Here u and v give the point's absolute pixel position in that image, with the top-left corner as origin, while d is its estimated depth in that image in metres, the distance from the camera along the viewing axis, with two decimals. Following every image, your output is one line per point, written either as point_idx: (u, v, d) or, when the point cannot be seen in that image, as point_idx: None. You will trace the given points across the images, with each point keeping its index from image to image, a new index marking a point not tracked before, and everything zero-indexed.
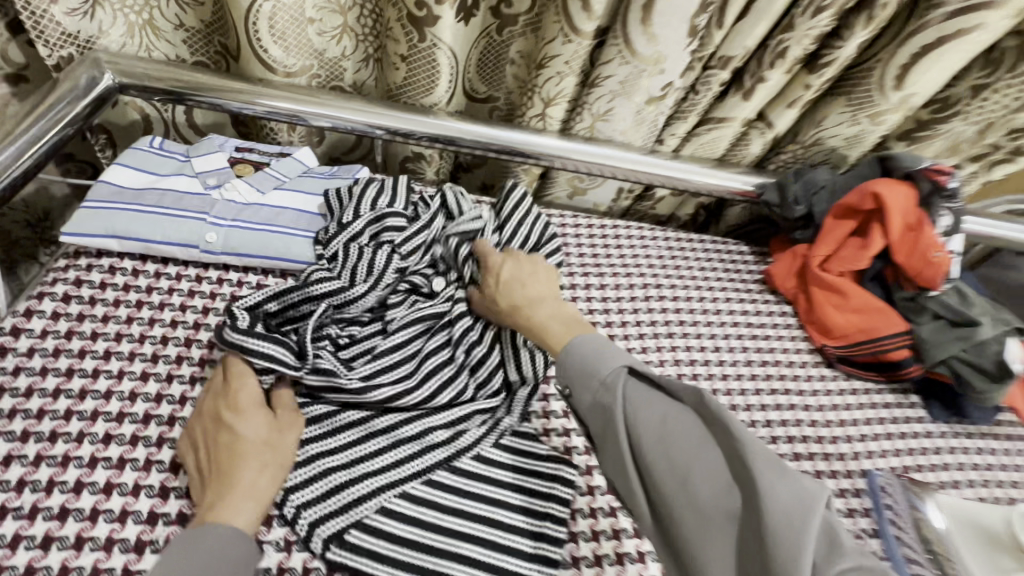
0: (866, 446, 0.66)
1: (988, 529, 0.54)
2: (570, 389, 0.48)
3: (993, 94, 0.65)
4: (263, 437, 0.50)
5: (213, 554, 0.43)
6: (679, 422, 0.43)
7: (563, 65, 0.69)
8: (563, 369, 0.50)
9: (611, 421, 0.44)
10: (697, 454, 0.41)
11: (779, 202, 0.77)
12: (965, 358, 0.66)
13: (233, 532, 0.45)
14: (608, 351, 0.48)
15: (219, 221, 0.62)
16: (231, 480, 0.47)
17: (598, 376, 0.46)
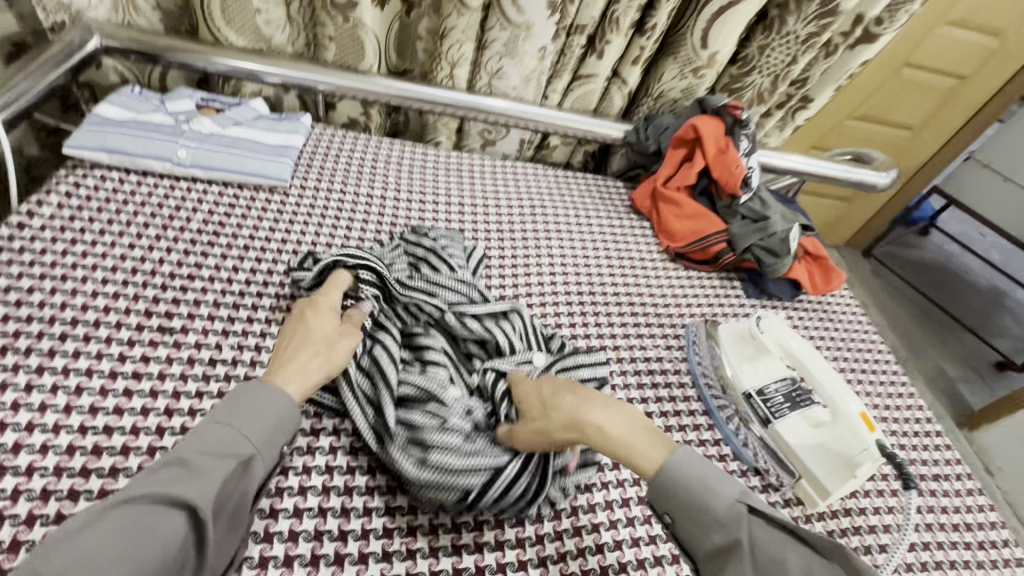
0: (695, 308, 0.87)
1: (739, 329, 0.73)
2: (671, 516, 0.52)
3: (772, 51, 0.88)
4: (325, 335, 0.60)
5: (259, 409, 0.51)
6: (814, 565, 0.45)
7: (460, 33, 0.89)
8: (658, 493, 0.52)
9: (764, 574, 0.46)
10: (781, 545, 0.46)
11: (636, 140, 0.99)
12: (763, 246, 0.88)
13: (279, 400, 0.53)
14: (717, 482, 0.50)
15: (188, 143, 0.80)
16: (296, 357, 0.57)
17: (712, 515, 0.49)
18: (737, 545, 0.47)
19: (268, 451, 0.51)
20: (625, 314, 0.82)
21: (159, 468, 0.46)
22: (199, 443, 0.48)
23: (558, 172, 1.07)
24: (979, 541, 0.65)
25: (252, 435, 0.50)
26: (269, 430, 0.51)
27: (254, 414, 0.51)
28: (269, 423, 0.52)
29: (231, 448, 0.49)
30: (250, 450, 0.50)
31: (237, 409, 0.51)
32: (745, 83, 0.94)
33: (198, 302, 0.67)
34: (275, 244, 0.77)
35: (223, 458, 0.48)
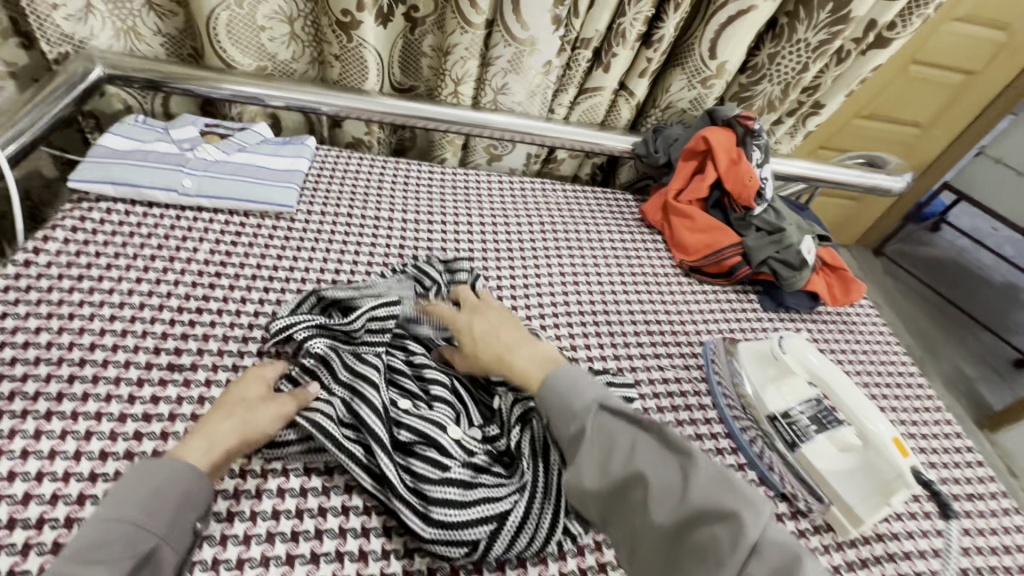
0: (711, 325, 0.85)
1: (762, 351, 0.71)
2: (546, 419, 0.52)
3: (783, 59, 0.86)
4: (256, 397, 0.58)
5: (154, 493, 0.47)
6: (648, 450, 0.46)
7: (463, 50, 0.88)
8: (541, 403, 0.52)
9: (602, 458, 0.46)
10: (653, 461, 0.45)
11: (646, 152, 0.97)
12: (779, 258, 0.86)
13: (186, 473, 0.49)
14: (583, 386, 0.51)
15: (193, 171, 0.79)
16: (210, 424, 0.54)
17: (570, 409, 0.50)
18: (584, 432, 0.48)
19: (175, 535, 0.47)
20: (640, 332, 0.80)
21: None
22: (72, 553, 0.43)
23: (566, 185, 1.06)
24: (1018, 565, 0.63)
25: (148, 525, 0.46)
26: (172, 512, 0.47)
27: (149, 498, 0.47)
28: (168, 512, 0.47)
29: (121, 548, 0.44)
30: (150, 543, 0.45)
31: (132, 501, 0.47)
32: (755, 91, 0.92)
33: (208, 335, 0.66)
34: (283, 272, 0.76)
35: (120, 558, 0.44)
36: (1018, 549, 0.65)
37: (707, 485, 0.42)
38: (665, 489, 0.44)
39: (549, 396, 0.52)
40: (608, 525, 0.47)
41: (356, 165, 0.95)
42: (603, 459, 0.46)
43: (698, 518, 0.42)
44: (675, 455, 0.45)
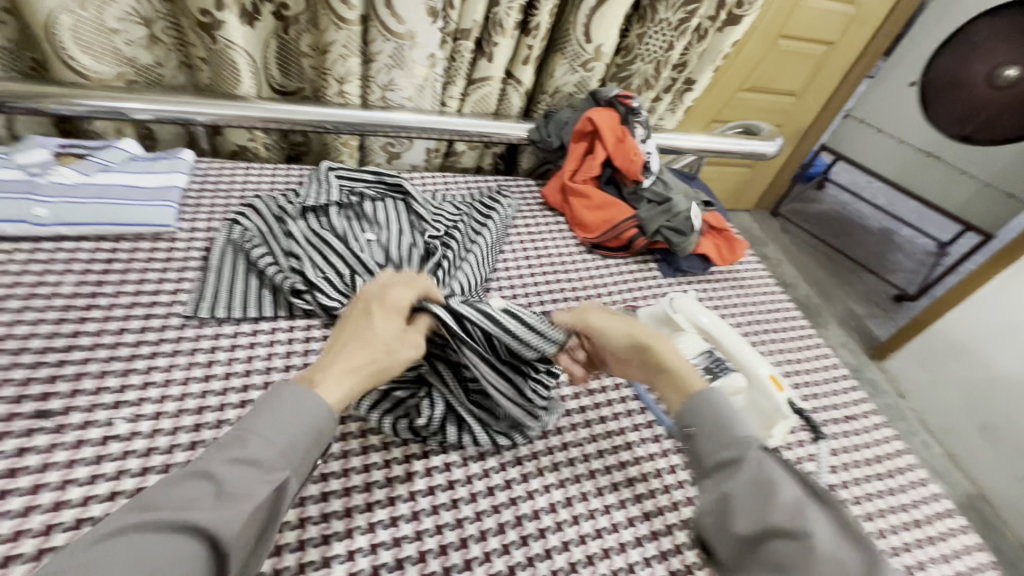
0: (615, 296, 0.89)
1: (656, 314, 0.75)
2: (693, 428, 0.54)
3: (650, 39, 0.92)
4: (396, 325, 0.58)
5: (282, 421, 0.47)
6: (817, 514, 0.46)
7: (342, 48, 0.86)
8: (693, 411, 0.55)
9: (758, 501, 0.48)
10: (797, 519, 0.46)
11: (539, 137, 1.00)
12: (669, 227, 0.92)
13: (316, 409, 0.48)
14: (738, 416, 0.53)
15: (46, 198, 0.71)
16: (350, 348, 0.54)
17: (730, 435, 0.52)
18: (739, 463, 0.50)
19: (301, 469, 0.47)
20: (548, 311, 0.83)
21: (181, 481, 0.42)
22: (227, 449, 0.44)
23: (469, 177, 1.07)
24: (887, 470, 0.72)
25: (291, 447, 0.46)
26: (305, 444, 0.47)
27: (283, 422, 0.46)
28: (307, 440, 0.47)
29: (265, 462, 0.45)
30: (285, 470, 0.45)
31: (265, 413, 0.47)
32: (632, 72, 0.97)
33: (80, 374, 0.60)
34: (166, 295, 0.70)
35: (245, 473, 0.43)
36: (887, 457, 0.74)
37: None
38: (832, 560, 0.44)
39: (699, 406, 0.54)
40: (737, 562, 0.48)
41: (241, 176, 0.90)
42: (763, 504, 0.47)
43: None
44: (862, 551, 0.44)
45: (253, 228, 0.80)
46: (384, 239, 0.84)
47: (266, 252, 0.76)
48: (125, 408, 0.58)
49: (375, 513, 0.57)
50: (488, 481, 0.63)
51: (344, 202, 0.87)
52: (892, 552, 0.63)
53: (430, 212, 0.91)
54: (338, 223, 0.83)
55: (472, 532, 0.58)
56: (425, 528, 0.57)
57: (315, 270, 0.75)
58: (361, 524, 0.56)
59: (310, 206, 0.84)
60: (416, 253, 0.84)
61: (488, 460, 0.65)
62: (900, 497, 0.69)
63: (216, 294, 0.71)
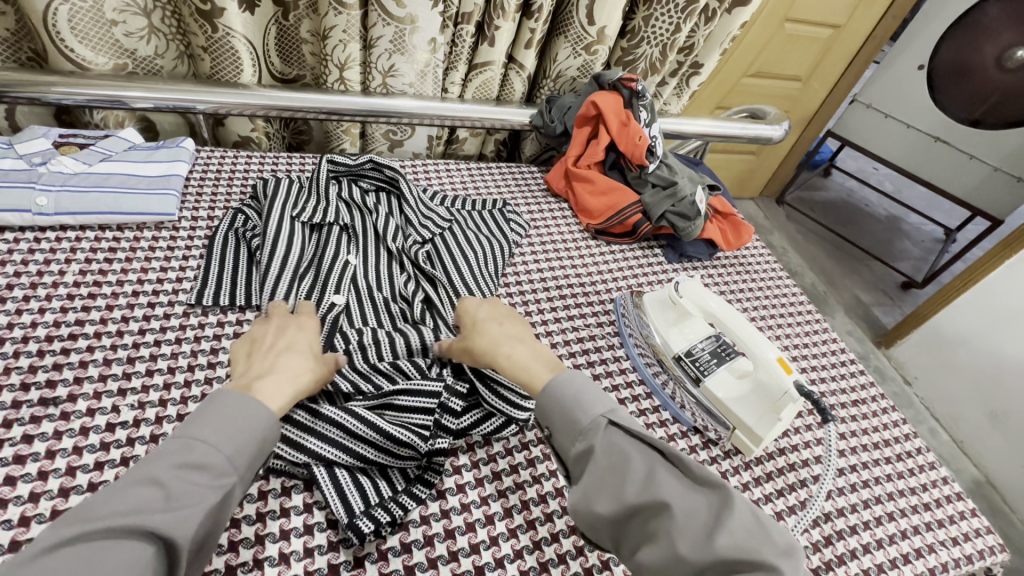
0: (619, 283, 0.88)
1: (661, 298, 0.74)
2: (549, 427, 0.54)
3: (656, 21, 0.91)
4: (308, 350, 0.59)
5: (234, 417, 0.46)
6: (670, 475, 0.47)
7: (342, 33, 0.84)
8: (545, 411, 0.54)
9: (616, 484, 0.48)
10: (652, 485, 0.47)
11: (543, 123, 1.00)
12: (674, 211, 0.91)
13: (259, 412, 0.47)
14: (589, 397, 0.52)
15: (48, 187, 0.71)
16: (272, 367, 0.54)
17: (577, 427, 0.51)
18: (592, 450, 0.49)
19: (250, 473, 0.46)
20: (552, 295, 0.82)
21: (124, 489, 0.39)
22: (172, 456, 0.42)
23: (472, 164, 1.06)
24: (895, 454, 0.71)
25: (242, 451, 0.45)
26: (255, 448, 0.46)
27: (229, 426, 0.45)
28: (254, 446, 0.46)
29: (211, 466, 0.43)
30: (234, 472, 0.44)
31: (220, 421, 0.45)
32: (637, 54, 0.96)
33: (85, 362, 0.60)
34: (169, 284, 0.70)
35: (194, 478, 0.41)
36: (895, 441, 0.73)
37: (740, 536, 0.43)
38: (692, 519, 0.45)
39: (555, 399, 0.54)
40: (616, 543, 0.49)
41: (243, 165, 0.90)
42: (618, 482, 0.48)
43: (726, 566, 0.42)
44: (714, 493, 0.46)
45: (256, 217, 0.79)
46: (377, 233, 0.82)
47: (258, 241, 0.75)
48: (131, 396, 0.58)
49: None
50: (494, 466, 0.61)
51: (341, 197, 0.84)
52: (900, 536, 0.62)
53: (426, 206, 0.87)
54: (333, 214, 0.81)
55: (478, 517, 0.56)
56: (431, 513, 0.55)
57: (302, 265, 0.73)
58: None
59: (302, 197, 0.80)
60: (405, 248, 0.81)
61: (494, 445, 0.62)
62: (909, 481, 0.69)
63: (218, 282, 0.71)
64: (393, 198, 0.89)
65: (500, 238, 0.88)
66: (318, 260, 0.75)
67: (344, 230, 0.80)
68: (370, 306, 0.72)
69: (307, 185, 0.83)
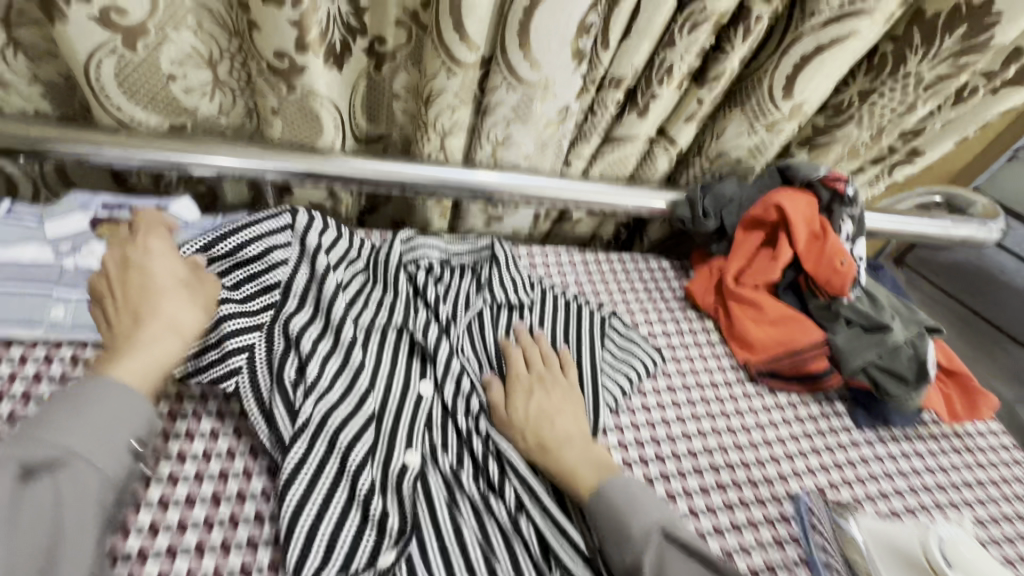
0: (794, 465, 0.63)
1: (908, 553, 0.53)
2: (599, 539, 0.49)
3: (880, 98, 0.64)
4: (177, 279, 0.52)
5: (77, 413, 0.41)
6: None
7: (453, 98, 0.64)
8: (596, 512, 0.49)
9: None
10: None
11: (691, 216, 0.75)
12: (882, 364, 0.64)
13: (110, 388, 0.43)
14: (644, 503, 0.49)
15: (68, 295, 0.55)
16: (152, 310, 0.48)
17: (628, 534, 0.47)
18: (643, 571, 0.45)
19: (100, 451, 0.40)
20: (709, 488, 0.59)
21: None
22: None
23: (587, 253, 0.83)
24: None
25: (73, 434, 0.40)
26: (97, 424, 0.41)
27: (73, 423, 0.40)
28: (92, 423, 0.41)
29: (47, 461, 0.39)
30: (62, 454, 0.39)
31: (57, 413, 0.41)
32: (835, 136, 0.69)
33: None
34: (201, 442, 0.53)
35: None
36: None
37: None
38: None
39: (614, 502, 0.49)
40: None
41: None
42: None
43: None
44: None
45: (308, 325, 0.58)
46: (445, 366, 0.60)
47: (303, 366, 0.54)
48: None
49: None
50: None
51: (410, 295, 0.66)
52: None
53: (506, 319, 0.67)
54: (378, 341, 0.60)
55: None
56: None
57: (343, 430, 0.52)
58: None
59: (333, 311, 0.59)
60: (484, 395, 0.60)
61: None
62: None
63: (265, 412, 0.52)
64: (472, 286, 0.69)
65: (610, 374, 0.65)
66: (379, 408, 0.56)
67: (409, 354, 0.61)
68: (446, 484, 0.52)
69: (336, 279, 0.62)
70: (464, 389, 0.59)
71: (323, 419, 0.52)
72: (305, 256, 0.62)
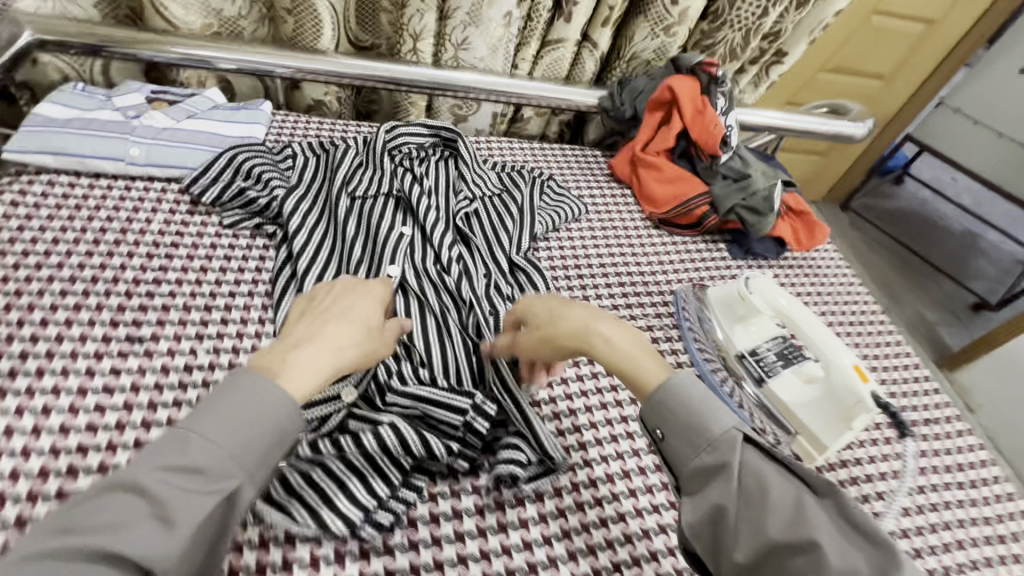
0: (677, 276, 0.86)
1: (728, 293, 0.72)
2: (661, 430, 0.48)
3: (744, 3, 0.86)
4: (360, 322, 0.53)
5: (248, 418, 0.41)
6: (820, 511, 0.41)
7: (420, 3, 0.84)
8: (653, 412, 0.49)
9: (754, 508, 0.42)
10: (790, 509, 0.41)
11: (611, 105, 0.96)
12: (745, 205, 0.87)
13: (277, 400, 0.43)
14: (718, 405, 0.47)
15: (140, 140, 0.75)
16: (317, 331, 0.50)
17: (706, 436, 0.45)
18: (726, 469, 0.44)
19: (258, 475, 0.42)
20: (613, 286, 0.81)
21: (102, 493, 0.36)
22: (165, 453, 0.38)
23: (536, 143, 1.04)
24: (969, 481, 0.69)
25: (247, 447, 0.41)
26: (264, 443, 0.42)
27: (242, 422, 0.41)
28: (264, 443, 0.42)
29: (209, 471, 0.39)
30: (235, 478, 0.40)
31: (224, 411, 0.41)
32: (717, 38, 0.92)
33: (167, 308, 0.64)
34: (243, 240, 0.73)
35: (188, 490, 0.37)
36: (968, 467, 0.71)
37: None
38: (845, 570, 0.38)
39: (663, 402, 0.48)
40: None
41: (315, 130, 0.91)
42: (759, 512, 0.41)
43: None
44: (871, 545, 0.39)
45: (313, 180, 0.80)
46: (417, 212, 0.79)
47: (318, 209, 0.77)
48: (206, 343, 0.62)
49: (437, 504, 0.52)
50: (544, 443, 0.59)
51: (393, 168, 0.85)
52: (971, 566, 0.60)
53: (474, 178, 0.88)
54: (368, 193, 0.80)
55: (529, 493, 0.55)
56: (481, 484, 0.54)
57: (346, 244, 0.74)
58: (423, 515, 0.51)
59: (339, 174, 0.81)
60: (448, 230, 0.79)
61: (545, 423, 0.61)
62: (983, 510, 0.66)
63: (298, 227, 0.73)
64: (447, 166, 0.89)
65: (546, 215, 0.86)
66: (369, 234, 0.76)
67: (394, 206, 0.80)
68: (420, 275, 0.71)
69: (337, 154, 0.83)
70: (434, 222, 0.78)
71: (327, 241, 0.74)
72: (321, 156, 0.84)
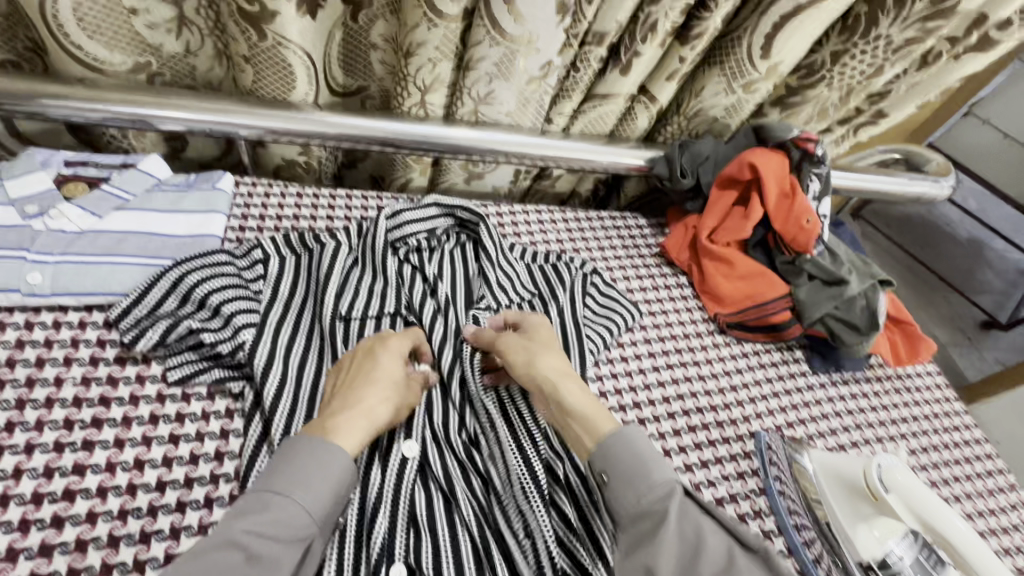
0: (754, 409, 0.69)
1: (849, 479, 0.56)
2: (606, 476, 0.50)
3: (851, 59, 0.66)
4: (391, 375, 0.53)
5: (313, 469, 0.45)
6: (750, 563, 0.44)
7: (433, 51, 0.63)
8: (602, 457, 0.50)
9: (688, 562, 0.44)
10: (715, 551, 0.44)
11: (668, 173, 0.76)
12: (838, 315, 0.70)
13: (334, 462, 0.46)
14: (654, 459, 0.49)
15: (42, 259, 0.54)
16: (361, 394, 0.51)
17: (648, 483, 0.47)
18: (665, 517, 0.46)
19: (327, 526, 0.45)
20: (681, 430, 0.64)
21: (205, 550, 0.39)
22: (252, 516, 0.42)
23: (572, 210, 0.84)
24: None
25: (320, 502, 0.44)
26: (330, 497, 0.45)
27: (309, 476, 0.44)
28: (329, 496, 0.45)
29: (293, 519, 0.43)
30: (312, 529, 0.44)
31: (284, 469, 0.45)
32: (807, 96, 0.71)
33: (82, 543, 0.44)
34: (197, 401, 0.53)
35: (273, 541, 0.41)
36: None
37: None
38: None
39: (612, 453, 0.50)
40: None
41: (291, 210, 0.70)
42: (691, 558, 0.44)
43: None
44: None
45: (296, 300, 0.61)
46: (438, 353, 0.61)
47: (304, 344, 0.58)
48: None
49: None
50: None
51: (400, 275, 0.65)
52: None
53: (501, 281, 0.68)
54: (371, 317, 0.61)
55: None
56: None
57: None
58: None
59: (331, 291, 0.61)
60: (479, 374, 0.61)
61: None
62: None
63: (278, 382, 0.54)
64: (467, 262, 0.70)
65: (596, 332, 0.68)
66: None
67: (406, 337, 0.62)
68: (444, 460, 0.55)
69: (325, 258, 0.63)
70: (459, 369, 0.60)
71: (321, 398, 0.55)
72: (303, 255, 0.63)
